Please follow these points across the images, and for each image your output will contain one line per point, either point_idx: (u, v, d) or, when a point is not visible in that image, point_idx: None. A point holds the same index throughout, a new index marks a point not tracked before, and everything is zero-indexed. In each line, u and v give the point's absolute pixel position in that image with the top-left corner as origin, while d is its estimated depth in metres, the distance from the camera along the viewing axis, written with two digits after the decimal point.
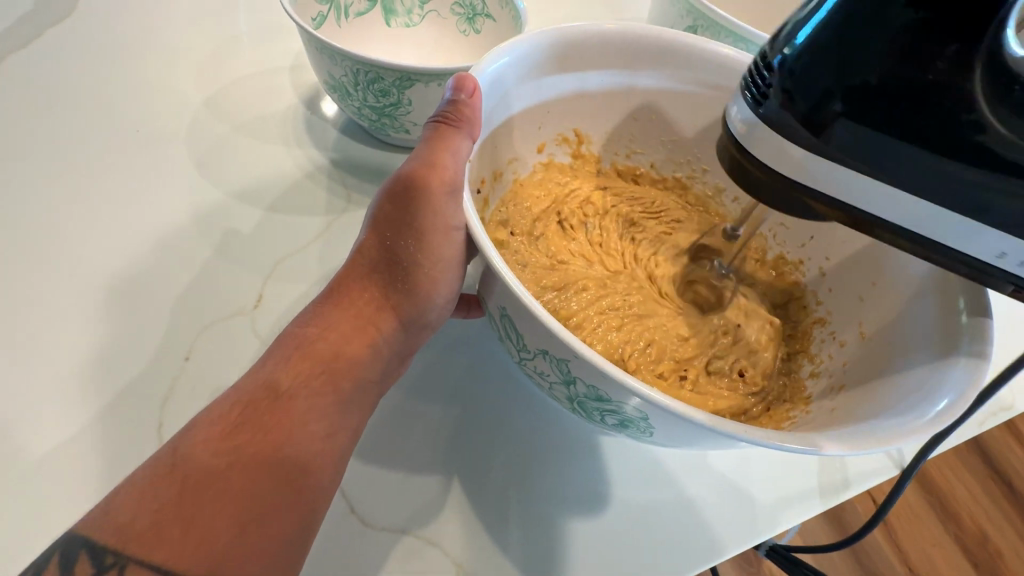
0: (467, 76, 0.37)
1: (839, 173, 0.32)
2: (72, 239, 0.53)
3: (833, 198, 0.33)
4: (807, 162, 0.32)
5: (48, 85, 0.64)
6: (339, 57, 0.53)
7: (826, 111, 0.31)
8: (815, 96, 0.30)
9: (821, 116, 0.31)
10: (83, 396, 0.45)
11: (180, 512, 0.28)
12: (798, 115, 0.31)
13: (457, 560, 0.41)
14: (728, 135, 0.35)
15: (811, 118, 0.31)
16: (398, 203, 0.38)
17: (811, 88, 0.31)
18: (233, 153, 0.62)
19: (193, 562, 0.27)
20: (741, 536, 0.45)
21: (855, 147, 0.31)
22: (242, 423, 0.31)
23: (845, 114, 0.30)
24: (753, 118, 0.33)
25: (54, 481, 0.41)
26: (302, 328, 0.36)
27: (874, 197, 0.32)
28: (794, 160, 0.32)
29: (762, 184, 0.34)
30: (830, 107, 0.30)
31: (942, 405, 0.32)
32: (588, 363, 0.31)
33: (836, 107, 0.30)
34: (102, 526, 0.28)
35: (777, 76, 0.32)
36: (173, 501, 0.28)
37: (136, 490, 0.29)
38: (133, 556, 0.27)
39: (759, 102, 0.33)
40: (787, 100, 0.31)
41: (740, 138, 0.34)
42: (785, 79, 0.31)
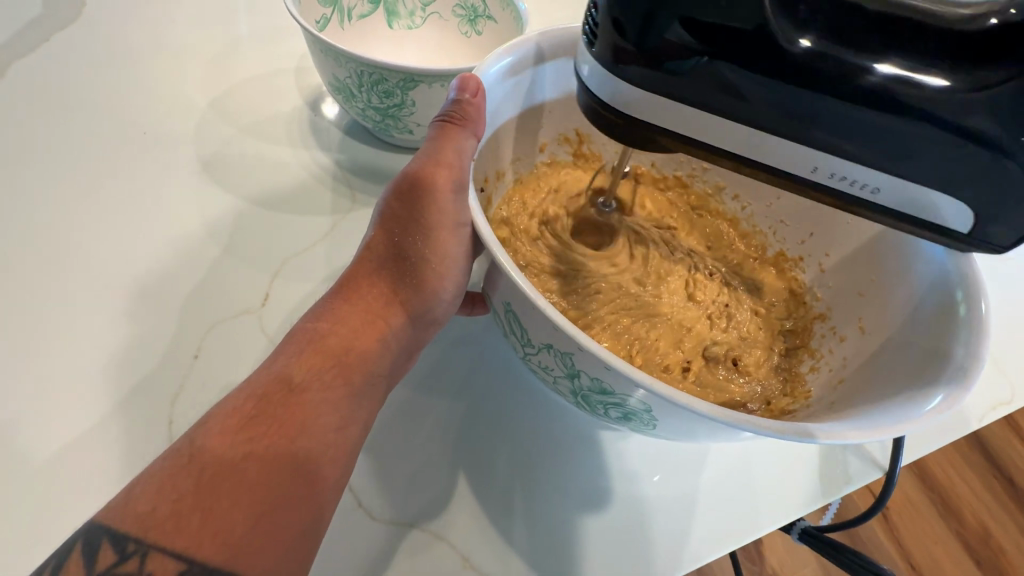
0: (470, 76, 0.38)
1: (828, 161, 0.33)
2: (82, 241, 0.54)
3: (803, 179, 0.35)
4: (685, 114, 0.34)
5: (55, 89, 0.64)
6: (343, 59, 0.53)
7: (659, 40, 0.31)
8: (639, 22, 0.31)
9: (661, 47, 0.31)
10: (94, 394, 0.46)
11: (199, 502, 0.29)
12: (632, 51, 0.32)
13: (465, 552, 0.41)
14: (586, 90, 0.36)
15: (654, 51, 0.32)
16: (405, 200, 0.38)
17: (634, 15, 0.31)
18: (238, 155, 0.62)
19: (210, 551, 0.28)
20: (745, 528, 0.45)
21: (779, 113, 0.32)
22: (255, 415, 0.32)
23: (681, 40, 0.31)
24: (595, 64, 0.34)
25: (69, 478, 0.42)
26: (313, 323, 0.37)
27: (859, 181, 0.33)
28: (701, 126, 0.34)
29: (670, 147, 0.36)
30: (665, 33, 0.31)
31: (942, 396, 0.33)
32: (593, 356, 0.31)
33: (671, 36, 0.31)
34: (124, 515, 0.28)
35: (603, 12, 0.32)
36: (191, 491, 0.29)
37: (156, 480, 0.29)
38: (155, 545, 0.28)
39: (593, 44, 0.34)
40: (618, 34, 0.32)
41: (600, 94, 0.35)
42: (613, 10, 0.32)
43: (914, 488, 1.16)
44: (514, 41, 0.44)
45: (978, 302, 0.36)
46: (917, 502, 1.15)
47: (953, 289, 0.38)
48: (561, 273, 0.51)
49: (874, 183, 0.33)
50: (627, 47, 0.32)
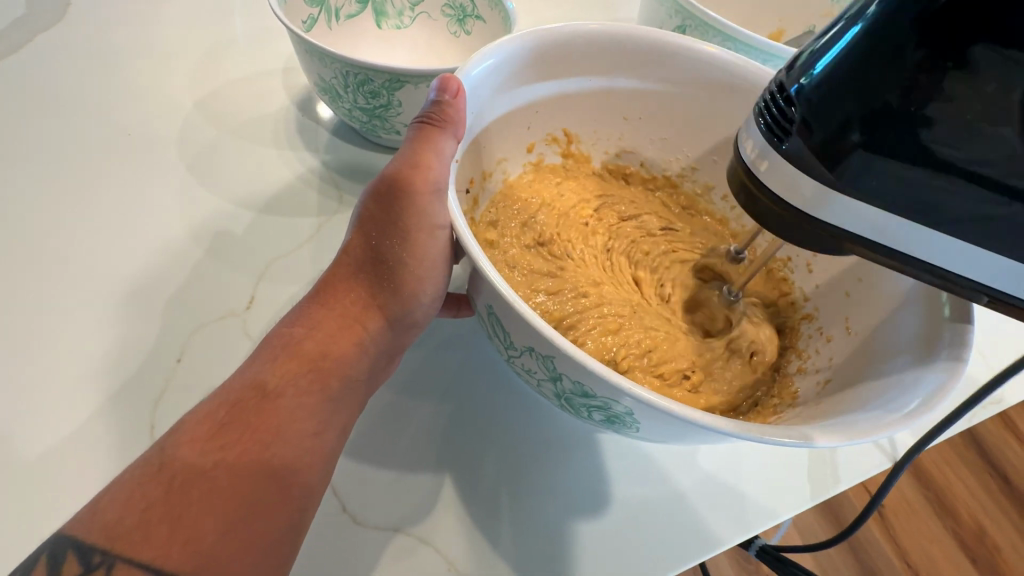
0: (450, 76, 0.38)
1: (829, 199, 0.31)
2: (64, 244, 0.54)
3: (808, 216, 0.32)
4: (823, 199, 0.31)
5: (39, 90, 0.64)
6: (328, 59, 0.53)
7: (844, 142, 0.30)
8: (833, 125, 0.29)
9: (839, 148, 0.30)
10: (74, 399, 0.45)
11: (168, 511, 0.28)
12: (815, 148, 0.30)
13: (449, 557, 0.41)
14: (739, 160, 0.35)
15: (834, 151, 0.30)
16: (383, 202, 0.38)
17: (830, 118, 0.29)
18: (224, 157, 0.62)
19: (179, 560, 0.27)
20: (730, 533, 0.45)
21: (872, 187, 0.30)
22: (228, 422, 0.32)
23: (867, 145, 0.29)
24: (773, 156, 0.32)
25: (46, 485, 0.41)
26: (288, 328, 0.37)
27: (843, 216, 0.31)
28: (818, 198, 0.31)
29: (780, 221, 0.33)
30: (849, 135, 0.29)
31: (923, 398, 0.33)
32: (571, 360, 0.31)
33: (855, 136, 0.29)
34: (90, 526, 0.28)
35: (795, 104, 0.31)
36: (159, 500, 0.29)
37: (123, 490, 0.29)
38: (121, 556, 0.27)
39: (781, 138, 0.31)
40: (805, 131, 0.30)
41: (752, 165, 0.33)
42: (802, 105, 0.30)
43: (911, 488, 1.16)
44: (504, 40, 0.43)
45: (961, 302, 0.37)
46: (911, 500, 1.15)
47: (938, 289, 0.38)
48: (549, 275, 0.51)
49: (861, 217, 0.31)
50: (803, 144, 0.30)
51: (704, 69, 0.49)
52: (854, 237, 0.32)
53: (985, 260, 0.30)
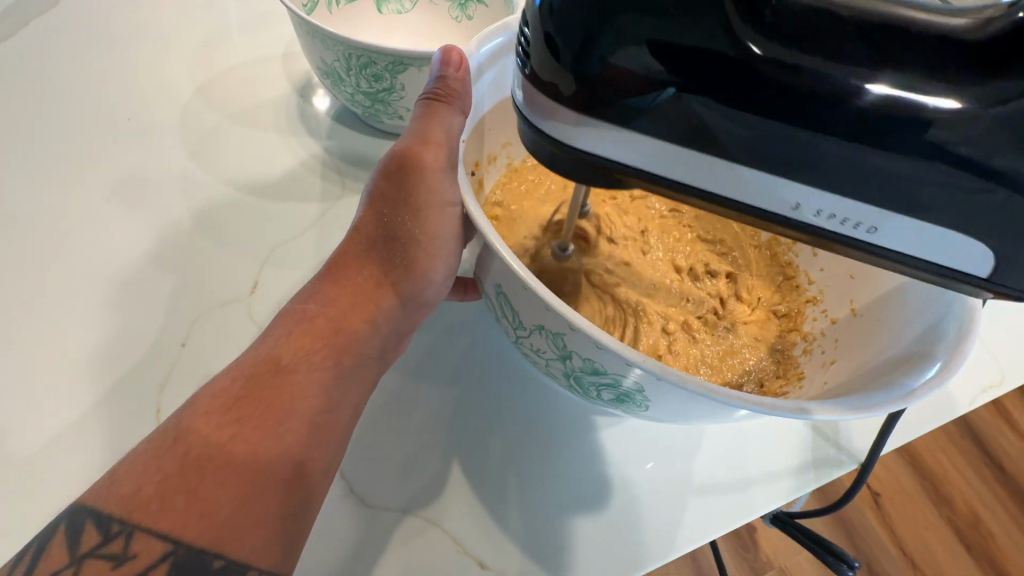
0: (453, 47, 0.39)
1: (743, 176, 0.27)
2: (66, 231, 0.53)
3: (728, 198, 0.29)
4: (630, 145, 0.28)
5: (37, 75, 0.63)
6: (331, 42, 0.52)
7: (599, 66, 0.26)
8: (577, 44, 0.26)
9: (605, 74, 0.26)
10: (80, 385, 0.45)
11: (184, 483, 0.28)
12: (570, 74, 0.26)
13: (458, 538, 0.41)
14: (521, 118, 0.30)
15: (609, 83, 0.26)
16: (394, 179, 0.38)
17: (571, 37, 0.26)
18: (225, 143, 0.61)
19: (197, 532, 0.28)
20: (736, 513, 0.45)
21: (732, 138, 0.26)
22: (242, 397, 0.32)
23: (642, 70, 0.26)
24: (529, 87, 0.29)
25: (54, 472, 0.41)
26: (300, 305, 0.37)
27: (787, 203, 0.28)
28: (611, 141, 0.28)
29: (584, 171, 0.30)
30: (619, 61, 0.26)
31: (931, 374, 0.33)
32: (584, 334, 0.31)
33: (627, 61, 0.25)
34: (106, 496, 0.28)
35: (535, 24, 0.27)
36: (176, 472, 0.29)
37: (139, 462, 0.29)
38: (139, 525, 0.27)
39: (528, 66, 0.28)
40: (551, 55, 0.27)
41: (524, 106, 0.30)
42: (546, 22, 0.26)
43: (908, 476, 1.17)
44: None
45: None
46: (908, 487, 1.16)
47: None
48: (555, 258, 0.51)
49: (847, 216, 0.27)
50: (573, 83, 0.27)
51: None
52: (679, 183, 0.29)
53: (856, 212, 0.27)
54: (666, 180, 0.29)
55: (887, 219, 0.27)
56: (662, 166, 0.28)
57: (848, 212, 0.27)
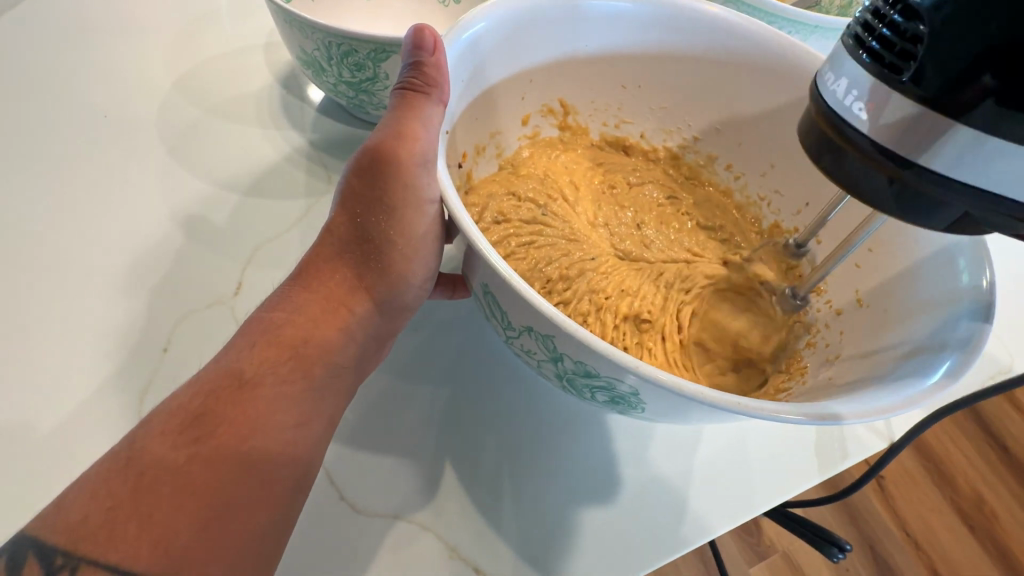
0: (424, 27, 0.34)
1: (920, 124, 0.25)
2: (44, 233, 0.51)
3: (895, 155, 0.26)
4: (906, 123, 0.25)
5: (10, 71, 0.61)
6: (309, 30, 0.50)
7: (966, 87, 0.23)
8: (959, 65, 0.23)
9: (958, 94, 0.24)
10: (60, 394, 0.44)
11: (135, 509, 0.27)
12: (932, 90, 0.24)
13: (451, 543, 0.40)
14: (820, 104, 0.29)
15: (945, 98, 0.24)
16: (366, 177, 0.35)
17: (952, 54, 0.23)
18: (206, 138, 0.59)
19: (149, 561, 0.26)
20: (732, 513, 0.44)
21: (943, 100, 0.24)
22: (201, 415, 0.30)
23: (994, 93, 0.23)
24: (864, 83, 0.26)
25: (34, 482, 0.40)
26: (267, 313, 0.35)
27: (948, 159, 0.25)
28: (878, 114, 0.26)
29: (843, 154, 0.28)
30: (978, 79, 0.23)
31: (943, 370, 0.31)
32: (573, 338, 0.29)
33: (986, 80, 0.23)
34: (53, 525, 0.27)
35: (908, 34, 0.25)
36: (126, 499, 0.27)
37: (88, 487, 0.28)
38: (84, 557, 0.26)
39: (892, 68, 0.25)
40: (914, 71, 0.24)
41: (840, 111, 0.27)
42: (922, 34, 0.24)
43: (911, 459, 1.16)
44: (488, 5, 0.40)
45: (982, 268, 0.35)
46: (913, 471, 1.15)
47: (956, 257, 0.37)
48: (547, 250, 0.48)
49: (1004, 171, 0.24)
50: (915, 82, 0.24)
51: (696, 33, 0.47)
52: (925, 170, 0.25)
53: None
54: (918, 164, 0.25)
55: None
56: (912, 145, 0.25)
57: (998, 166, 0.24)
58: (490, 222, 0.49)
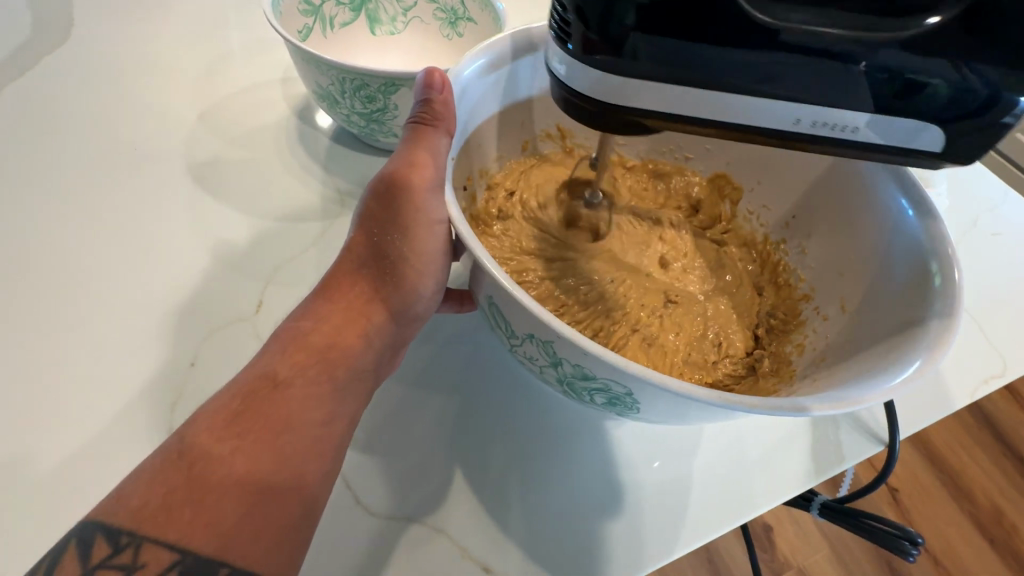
0: (434, 71, 0.39)
1: (685, 96, 0.33)
2: (79, 256, 0.55)
3: (671, 115, 0.34)
4: (642, 89, 0.33)
5: (50, 109, 0.66)
6: (324, 67, 0.54)
7: (620, 28, 0.31)
8: (599, 13, 0.31)
9: (625, 35, 0.31)
10: (97, 403, 0.47)
11: (189, 496, 0.30)
12: (598, 42, 0.31)
13: (461, 544, 0.42)
14: (564, 84, 0.35)
15: (616, 38, 0.31)
16: (382, 201, 0.39)
17: (594, 9, 0.31)
18: (226, 168, 0.63)
19: (202, 543, 0.29)
20: (735, 510, 0.46)
21: (689, 67, 0.32)
22: (241, 412, 0.33)
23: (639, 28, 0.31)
24: (572, 60, 0.33)
25: (71, 488, 0.43)
26: (296, 322, 0.38)
27: (739, 112, 0.33)
28: (623, 86, 0.33)
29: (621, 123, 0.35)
30: (625, 21, 0.31)
31: (912, 367, 0.34)
32: (569, 343, 0.32)
33: (630, 21, 0.31)
34: (115, 511, 0.30)
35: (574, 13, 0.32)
36: (181, 485, 0.30)
37: (147, 477, 0.31)
38: (148, 537, 0.29)
39: (567, 41, 0.33)
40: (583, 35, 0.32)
41: (591, 91, 0.34)
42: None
43: (924, 470, 1.16)
44: (487, 45, 0.45)
45: (951, 274, 0.37)
46: (926, 482, 1.15)
47: (930, 262, 0.39)
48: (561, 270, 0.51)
49: (823, 120, 0.33)
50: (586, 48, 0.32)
51: None
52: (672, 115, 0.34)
53: (856, 117, 0.32)
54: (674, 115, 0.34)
55: (902, 121, 0.32)
56: (699, 104, 0.33)
57: (851, 120, 0.33)
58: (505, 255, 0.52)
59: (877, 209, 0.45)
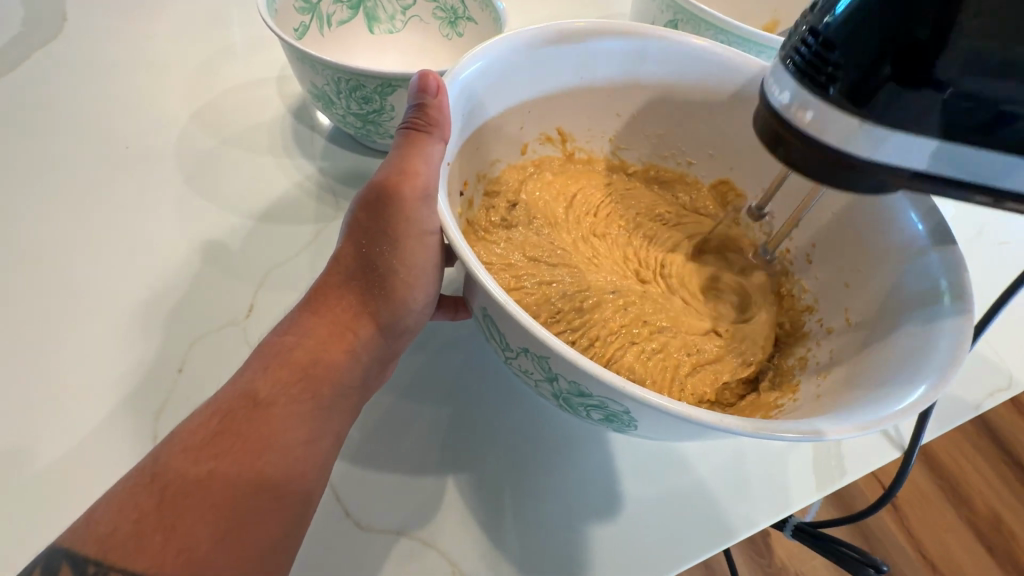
0: (428, 74, 0.37)
1: (876, 138, 0.30)
2: (67, 257, 0.54)
3: (852, 157, 0.31)
4: (857, 135, 0.30)
5: (40, 105, 0.65)
6: (319, 67, 0.53)
7: (874, 75, 0.29)
8: (862, 61, 0.29)
9: (867, 80, 0.29)
10: (81, 409, 0.46)
11: (162, 521, 0.29)
12: (847, 83, 0.29)
13: (453, 560, 0.41)
14: (775, 113, 0.33)
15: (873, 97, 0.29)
16: (371, 210, 0.38)
17: (862, 51, 0.29)
18: (219, 168, 0.62)
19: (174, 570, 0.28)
20: (733, 528, 0.45)
21: (907, 114, 0.29)
22: (220, 431, 0.32)
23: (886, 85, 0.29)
24: (802, 93, 0.31)
25: (52, 497, 0.42)
26: (278, 337, 0.37)
27: (909, 155, 0.31)
28: (838, 126, 0.30)
29: (816, 165, 0.32)
30: (880, 70, 0.29)
31: (923, 388, 0.32)
32: (564, 360, 0.31)
33: (886, 71, 0.29)
34: (84, 537, 0.29)
35: (821, 41, 0.30)
36: (153, 510, 0.29)
37: (116, 501, 0.30)
38: (115, 565, 0.28)
39: (824, 84, 0.30)
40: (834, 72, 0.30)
41: (791, 116, 0.32)
42: (838, 33, 0.29)
43: (924, 478, 1.15)
44: (486, 44, 0.43)
45: (963, 290, 0.36)
46: (926, 490, 1.14)
47: (938, 279, 0.38)
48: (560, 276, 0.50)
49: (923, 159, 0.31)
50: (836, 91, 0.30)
51: (689, 69, 0.50)
52: (859, 159, 0.31)
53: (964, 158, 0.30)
54: (867, 161, 0.31)
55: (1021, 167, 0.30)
56: (895, 156, 0.31)
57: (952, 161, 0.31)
58: (501, 261, 0.50)
59: (883, 221, 0.44)
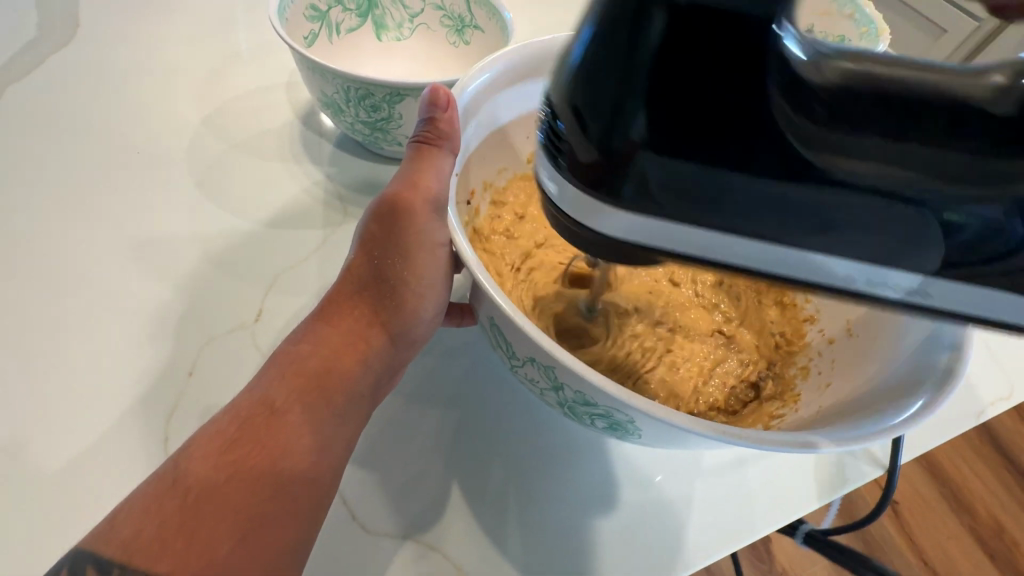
0: (438, 87, 0.38)
1: (707, 240, 0.28)
2: (79, 261, 0.55)
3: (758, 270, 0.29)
4: (674, 231, 0.28)
5: (53, 110, 0.66)
6: (329, 75, 0.54)
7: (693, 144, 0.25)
8: (603, 118, 0.25)
9: (651, 149, 0.25)
10: (91, 412, 0.46)
11: (181, 526, 0.30)
12: (599, 153, 0.26)
13: (457, 563, 0.42)
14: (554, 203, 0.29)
15: (620, 152, 0.26)
16: (384, 222, 0.39)
17: (599, 113, 0.25)
18: (228, 173, 0.63)
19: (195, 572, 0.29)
20: (738, 534, 0.45)
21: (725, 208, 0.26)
22: (237, 439, 0.33)
23: (650, 144, 0.25)
24: (563, 178, 0.28)
25: (65, 497, 0.42)
26: (293, 346, 0.38)
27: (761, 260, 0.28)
28: (640, 227, 0.28)
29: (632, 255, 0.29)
30: (630, 131, 0.25)
31: (921, 402, 0.33)
32: (571, 370, 0.32)
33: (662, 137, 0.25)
34: (107, 542, 0.30)
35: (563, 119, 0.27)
36: (173, 516, 0.30)
37: (139, 506, 0.31)
38: (137, 569, 0.29)
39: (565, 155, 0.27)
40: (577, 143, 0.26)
41: (570, 203, 0.28)
42: (572, 97, 0.26)
43: (925, 485, 1.15)
44: (494, 55, 0.45)
45: None
46: (927, 497, 1.14)
47: None
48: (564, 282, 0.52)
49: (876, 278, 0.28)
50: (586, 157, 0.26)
51: None
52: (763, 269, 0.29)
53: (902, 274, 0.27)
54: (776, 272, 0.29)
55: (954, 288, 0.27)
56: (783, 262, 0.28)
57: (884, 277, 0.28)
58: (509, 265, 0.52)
59: None
